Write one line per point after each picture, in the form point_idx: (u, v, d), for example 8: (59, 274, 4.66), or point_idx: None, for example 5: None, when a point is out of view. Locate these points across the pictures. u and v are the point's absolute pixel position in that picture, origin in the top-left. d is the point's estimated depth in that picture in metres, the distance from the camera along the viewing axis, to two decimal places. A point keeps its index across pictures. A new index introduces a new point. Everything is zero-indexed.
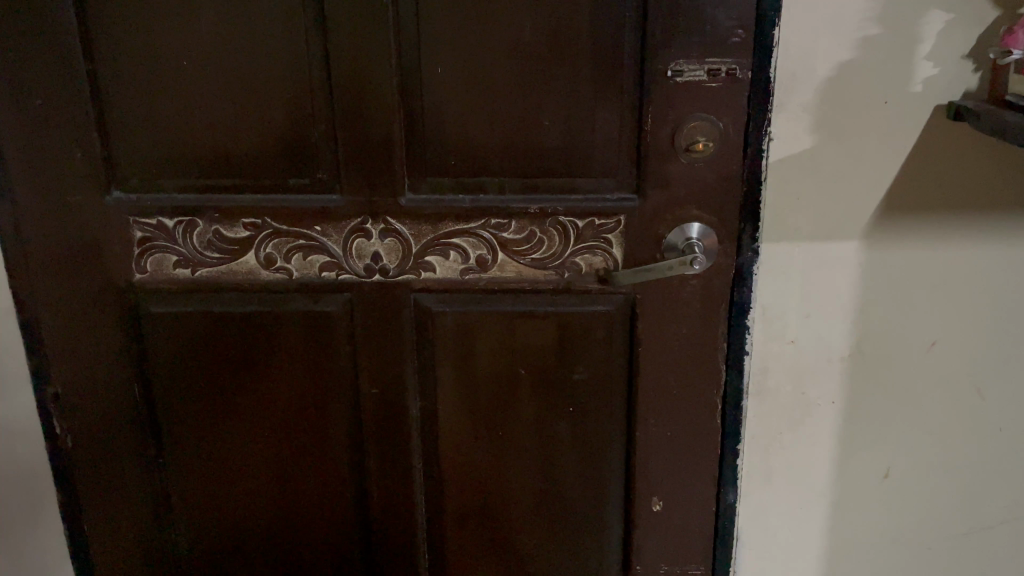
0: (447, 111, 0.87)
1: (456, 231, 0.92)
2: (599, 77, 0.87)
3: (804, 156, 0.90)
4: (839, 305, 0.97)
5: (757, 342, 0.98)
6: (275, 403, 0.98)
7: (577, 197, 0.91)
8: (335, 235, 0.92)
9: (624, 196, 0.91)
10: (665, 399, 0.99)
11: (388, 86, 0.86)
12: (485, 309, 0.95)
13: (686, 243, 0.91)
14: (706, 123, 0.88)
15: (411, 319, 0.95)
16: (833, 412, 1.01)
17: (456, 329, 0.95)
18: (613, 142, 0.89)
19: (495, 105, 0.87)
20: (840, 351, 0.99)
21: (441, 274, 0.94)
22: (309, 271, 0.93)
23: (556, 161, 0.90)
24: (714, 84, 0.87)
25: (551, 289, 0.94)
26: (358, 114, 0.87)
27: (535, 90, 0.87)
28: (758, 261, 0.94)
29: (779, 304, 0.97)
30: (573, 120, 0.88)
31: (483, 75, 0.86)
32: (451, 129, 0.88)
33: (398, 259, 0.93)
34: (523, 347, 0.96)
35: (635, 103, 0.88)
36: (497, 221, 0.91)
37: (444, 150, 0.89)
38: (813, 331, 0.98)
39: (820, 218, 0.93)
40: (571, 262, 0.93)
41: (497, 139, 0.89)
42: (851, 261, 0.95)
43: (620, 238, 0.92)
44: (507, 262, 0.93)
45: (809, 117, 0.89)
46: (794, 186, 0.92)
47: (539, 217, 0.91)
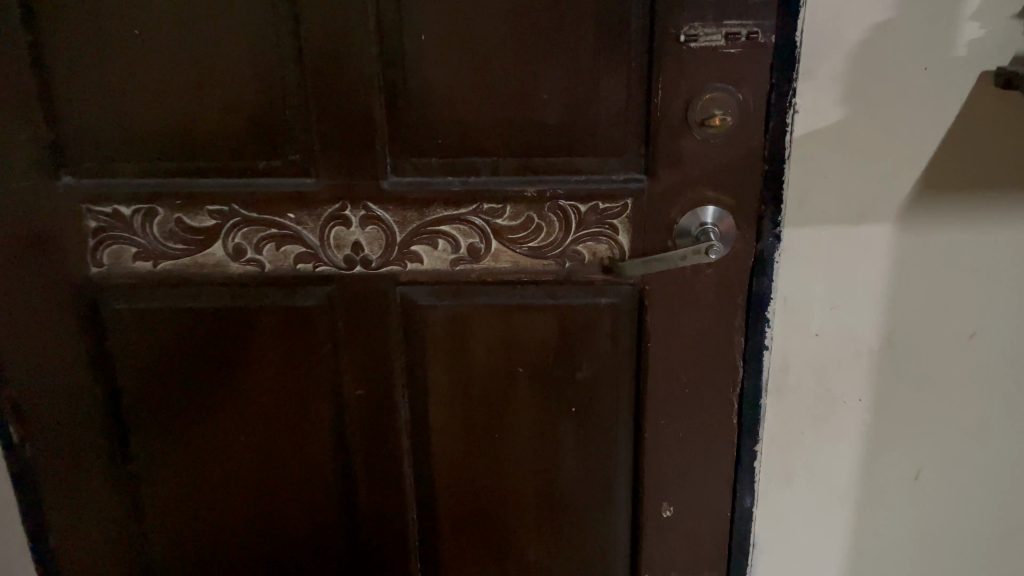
0: (433, 82, 0.78)
1: (446, 217, 0.82)
2: (604, 43, 0.77)
3: (833, 130, 0.81)
4: (868, 294, 0.88)
5: (778, 335, 0.89)
6: (253, 406, 0.90)
7: (579, 179, 0.82)
8: (311, 223, 0.82)
9: (632, 176, 0.82)
10: (676, 397, 0.91)
11: (366, 55, 0.77)
12: (477, 303, 0.86)
13: (700, 227, 0.82)
14: (724, 93, 0.78)
15: (397, 314, 0.86)
16: (860, 410, 0.93)
17: (446, 325, 0.87)
18: (619, 116, 0.80)
19: (486, 76, 0.78)
20: (869, 345, 0.90)
21: (430, 265, 0.84)
22: (283, 264, 0.83)
23: (555, 139, 0.80)
24: (733, 49, 0.77)
25: (551, 280, 0.85)
26: (333, 87, 0.78)
27: (531, 59, 0.78)
28: (780, 248, 0.85)
29: (802, 294, 0.88)
30: (573, 92, 0.79)
31: (473, 43, 0.77)
32: (438, 103, 0.79)
33: (382, 249, 0.83)
34: (521, 342, 0.88)
35: (644, 72, 0.78)
36: (490, 206, 0.82)
37: (429, 127, 0.80)
38: (839, 323, 0.89)
39: (849, 199, 0.84)
40: (573, 251, 0.84)
41: (488, 115, 0.79)
42: (882, 247, 0.86)
43: (627, 223, 0.83)
44: (502, 252, 0.84)
45: (840, 86, 0.79)
46: (821, 163, 0.82)
47: (537, 202, 0.82)
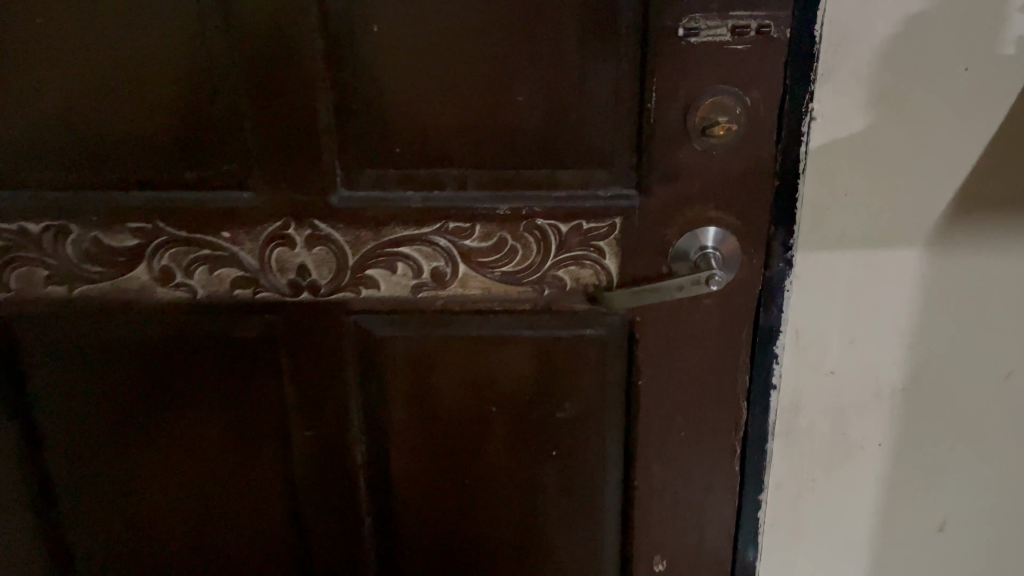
0: (388, 82, 0.67)
1: (406, 238, 0.71)
2: (589, 37, 0.66)
3: (857, 141, 0.69)
4: (892, 327, 0.77)
5: (787, 373, 0.78)
6: (192, 449, 0.80)
7: (559, 195, 0.70)
8: (248, 243, 0.71)
9: (621, 193, 0.70)
10: (671, 439, 0.80)
11: (309, 50, 0.65)
12: (444, 333, 0.75)
13: (700, 252, 0.71)
14: (729, 98, 0.67)
15: (351, 346, 0.75)
16: (879, 456, 0.82)
17: (409, 357, 0.76)
18: (606, 123, 0.68)
19: (450, 76, 0.67)
20: (890, 383, 0.79)
21: (388, 292, 0.73)
22: (217, 289, 0.72)
23: (531, 148, 0.69)
24: (740, 45, 0.65)
25: (528, 309, 0.74)
26: (271, 87, 0.67)
27: (502, 56, 0.66)
28: (791, 274, 0.74)
29: (816, 327, 0.76)
30: (553, 95, 0.67)
31: (435, 37, 0.65)
32: (394, 107, 0.67)
33: (331, 274, 0.72)
34: (495, 379, 0.77)
35: (636, 71, 0.67)
36: (456, 225, 0.71)
37: (385, 133, 0.68)
38: (858, 359, 0.78)
39: (873, 221, 0.72)
40: (553, 277, 0.73)
41: (454, 120, 0.68)
42: (909, 275, 0.75)
43: (615, 246, 0.72)
44: (471, 277, 0.73)
45: (866, 90, 0.67)
46: (841, 180, 0.70)
47: (511, 220, 0.71)
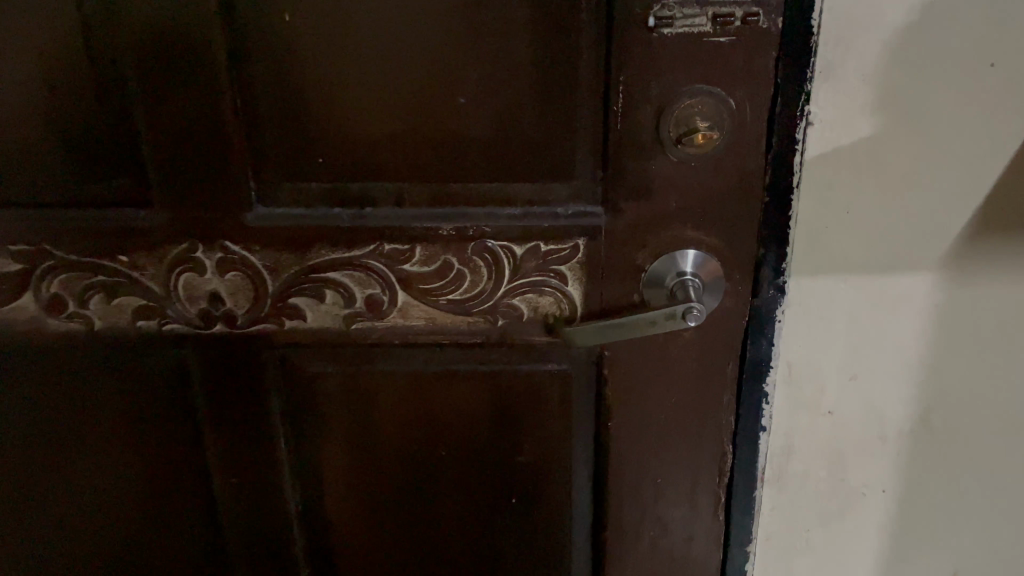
0: (306, 80, 0.57)
1: (335, 262, 0.61)
2: (543, 28, 0.55)
3: (861, 150, 0.59)
4: (899, 362, 0.67)
5: (778, 413, 0.69)
6: (101, 501, 0.70)
7: (512, 213, 0.60)
8: (150, 268, 0.61)
9: (584, 209, 0.60)
10: (646, 486, 0.71)
11: (211, 44, 0.56)
12: (383, 369, 0.65)
13: (677, 278, 0.61)
14: (710, 100, 0.56)
15: (277, 384, 0.66)
16: (883, 503, 0.73)
17: (344, 395, 0.66)
18: (565, 128, 0.58)
19: (380, 74, 0.56)
20: (897, 424, 0.70)
21: (315, 323, 0.63)
22: (118, 320, 0.62)
23: (478, 158, 0.59)
24: (724, 38, 0.54)
25: (480, 342, 0.65)
26: (168, 86, 0.57)
27: (441, 50, 0.56)
28: (783, 303, 0.64)
29: (813, 362, 0.67)
30: (502, 96, 0.57)
31: (359, 27, 0.55)
32: (315, 110, 0.57)
33: (249, 303, 0.62)
34: (444, 420, 0.68)
35: (598, 69, 0.56)
36: (393, 248, 0.61)
37: (306, 141, 0.58)
38: (860, 398, 0.68)
39: (878, 243, 0.62)
40: (507, 306, 0.63)
41: (386, 125, 0.58)
42: (921, 303, 0.65)
43: (579, 270, 0.62)
44: (412, 306, 0.63)
45: (871, 90, 0.57)
46: (842, 195, 0.60)
47: (456, 242, 0.61)
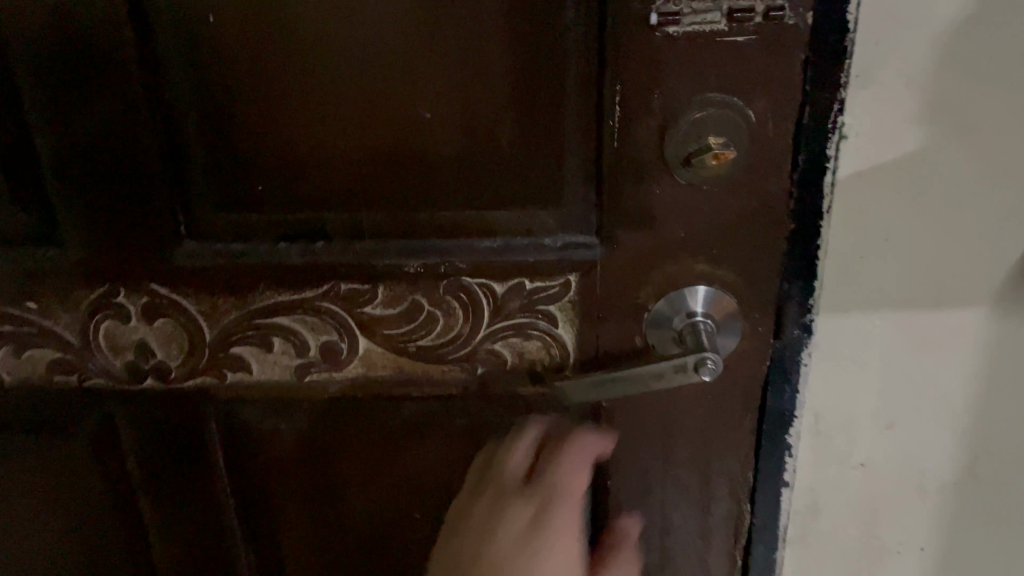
0: (242, 92, 0.48)
1: (283, 306, 0.52)
2: (522, 28, 0.46)
3: (903, 168, 0.50)
4: (943, 408, 0.58)
5: (802, 467, 0.60)
6: (32, 566, 0.62)
7: (491, 245, 0.51)
8: (65, 315, 0.52)
9: (576, 240, 0.51)
10: (651, 545, 0.62)
11: (123, 51, 0.46)
12: (345, 426, 0.56)
13: (687, 319, 0.52)
14: (724, 112, 0.46)
15: (221, 443, 0.57)
16: (921, 562, 0.64)
17: (300, 455, 0.57)
18: (551, 146, 0.49)
19: (330, 84, 0.47)
20: (938, 476, 0.60)
21: (262, 376, 0.54)
22: (31, 375, 0.54)
23: (448, 182, 0.50)
24: (742, 37, 0.45)
25: (457, 394, 0.55)
26: (75, 102, 0.47)
27: (401, 55, 0.47)
28: (809, 345, 0.55)
29: (842, 409, 0.58)
30: (476, 109, 0.48)
31: (303, 29, 0.46)
32: (254, 128, 0.48)
33: (182, 354, 0.53)
34: (418, 481, 0.59)
35: (590, 76, 0.47)
36: (352, 289, 0.52)
37: (245, 165, 0.49)
38: (896, 448, 0.59)
39: (922, 274, 0.53)
40: (487, 353, 0.54)
41: (339, 145, 0.49)
42: (970, 341, 0.56)
43: (571, 311, 0.53)
44: (376, 355, 0.54)
45: (917, 97, 0.48)
46: (879, 221, 0.51)
47: (426, 280, 0.52)
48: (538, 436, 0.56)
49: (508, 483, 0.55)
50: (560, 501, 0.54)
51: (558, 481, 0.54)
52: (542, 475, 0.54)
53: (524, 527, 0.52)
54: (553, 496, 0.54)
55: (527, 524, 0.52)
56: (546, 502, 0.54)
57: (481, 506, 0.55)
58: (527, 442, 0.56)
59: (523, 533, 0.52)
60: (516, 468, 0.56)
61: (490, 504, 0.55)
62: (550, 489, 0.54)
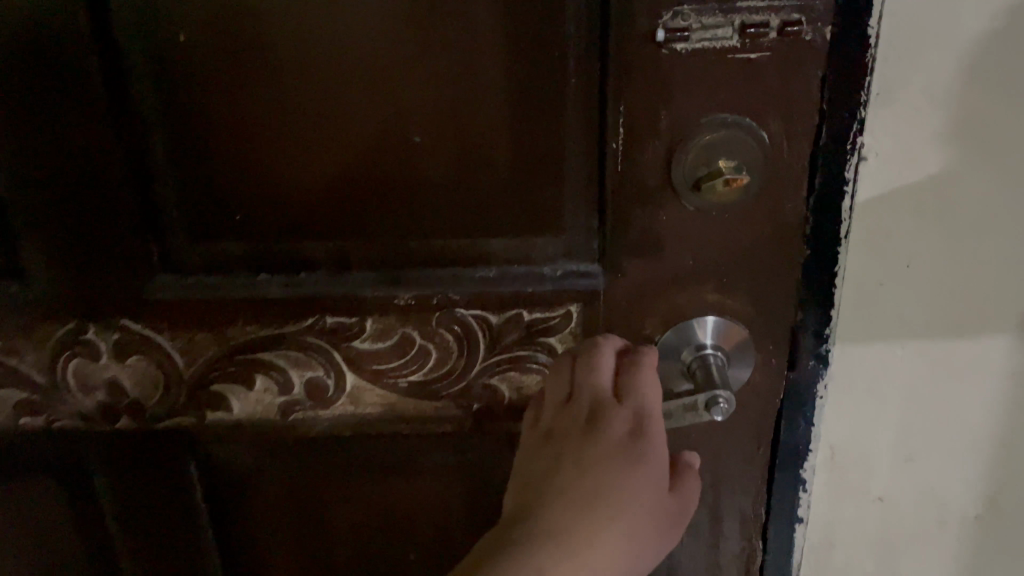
0: (217, 116, 0.44)
1: (264, 341, 0.49)
2: (518, 46, 0.43)
3: (926, 191, 0.46)
4: (967, 442, 0.55)
5: (816, 501, 0.56)
6: None
7: (486, 274, 0.48)
8: (29, 353, 0.49)
9: (577, 269, 0.48)
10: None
11: (86, 73, 0.43)
12: (333, 462, 0.53)
13: (697, 352, 0.49)
14: (737, 134, 0.43)
15: (200, 483, 0.54)
16: None
17: (287, 491, 0.55)
18: (550, 171, 0.46)
19: (313, 106, 0.44)
20: (961, 512, 0.57)
21: (242, 415, 0.51)
22: None
23: (441, 209, 0.47)
24: (755, 54, 0.42)
25: (451, 430, 0.52)
26: (35, 128, 0.44)
27: (388, 75, 0.43)
28: (825, 376, 0.52)
29: (860, 442, 0.54)
30: (469, 131, 0.45)
31: (282, 48, 0.43)
32: (232, 153, 0.45)
33: (157, 393, 0.50)
34: (411, 515, 0.56)
35: (590, 95, 0.44)
36: (338, 322, 0.48)
37: (223, 191, 0.46)
38: (917, 483, 0.56)
39: (945, 302, 0.50)
40: (483, 388, 0.51)
41: (322, 171, 0.46)
42: (998, 373, 0.52)
43: (573, 345, 0.50)
44: (364, 391, 0.50)
45: (943, 116, 0.44)
46: (900, 247, 0.48)
47: (418, 312, 0.48)
48: (622, 362, 0.45)
49: (583, 395, 0.44)
50: (655, 430, 0.42)
51: (650, 397, 0.43)
52: (629, 386, 0.43)
53: (622, 439, 0.41)
54: (642, 380, 0.44)
55: (627, 435, 0.42)
56: (641, 426, 0.42)
57: (557, 418, 0.44)
58: (608, 366, 0.45)
59: (623, 440, 0.41)
60: (602, 383, 0.44)
61: (565, 416, 0.44)
62: (647, 403, 0.43)
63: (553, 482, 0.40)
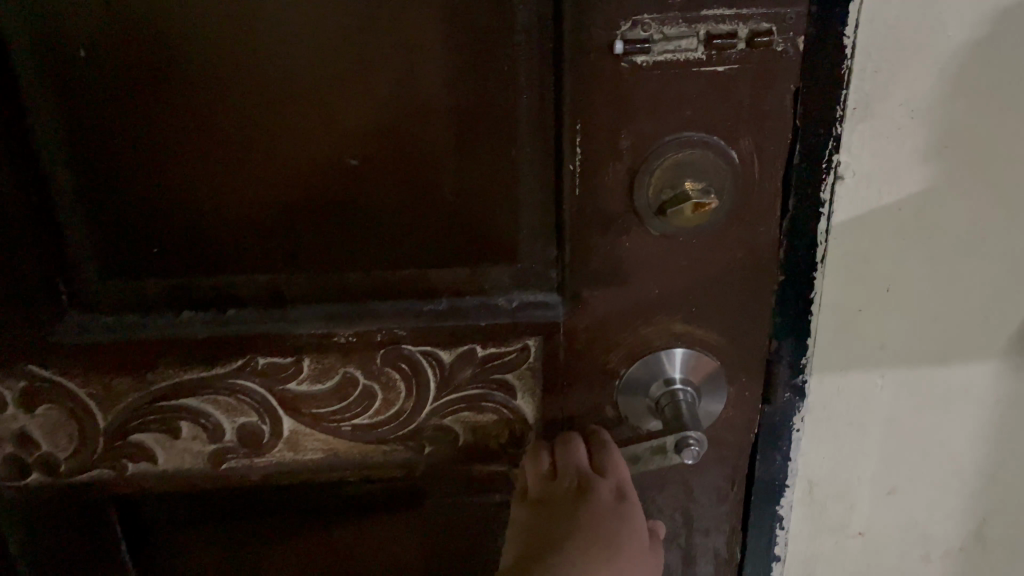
0: (127, 139, 0.40)
1: (190, 386, 0.44)
2: (462, 59, 0.38)
3: (907, 212, 0.43)
4: (950, 473, 0.52)
5: (794, 537, 0.53)
6: None
7: (433, 307, 0.44)
8: None
9: (535, 298, 0.44)
10: None
11: None
12: (278, 501, 0.50)
13: (666, 387, 0.45)
14: (705, 153, 0.39)
15: (121, 530, 0.50)
16: None
17: (230, 526, 0.51)
18: (502, 195, 0.42)
19: (235, 129, 0.40)
20: (944, 543, 0.54)
21: (169, 465, 0.46)
22: None
23: (382, 237, 0.42)
24: (722, 67, 0.38)
25: (402, 473, 0.48)
26: None
27: (317, 92, 0.39)
28: (802, 407, 0.48)
29: (839, 477, 0.51)
30: (410, 153, 0.40)
31: (195, 64, 0.38)
32: (145, 180, 0.41)
33: (73, 443, 0.45)
34: (364, 546, 0.53)
35: (544, 113, 0.40)
36: (272, 363, 0.44)
37: (137, 221, 0.42)
38: (900, 517, 0.53)
39: (927, 328, 0.47)
40: (435, 430, 0.46)
41: (249, 199, 0.41)
42: (980, 399, 0.49)
43: (531, 381, 0.46)
44: (304, 437, 0.46)
45: (924, 131, 0.41)
46: (879, 272, 0.45)
47: (360, 351, 0.44)
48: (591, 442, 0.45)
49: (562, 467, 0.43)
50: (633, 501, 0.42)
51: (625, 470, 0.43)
52: (604, 460, 0.43)
53: (610, 505, 0.41)
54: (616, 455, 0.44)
55: (613, 500, 0.41)
56: (621, 496, 0.42)
57: (540, 488, 0.43)
58: (582, 442, 0.44)
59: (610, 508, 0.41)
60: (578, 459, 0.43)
61: (548, 486, 0.43)
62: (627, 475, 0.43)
63: (555, 548, 0.39)
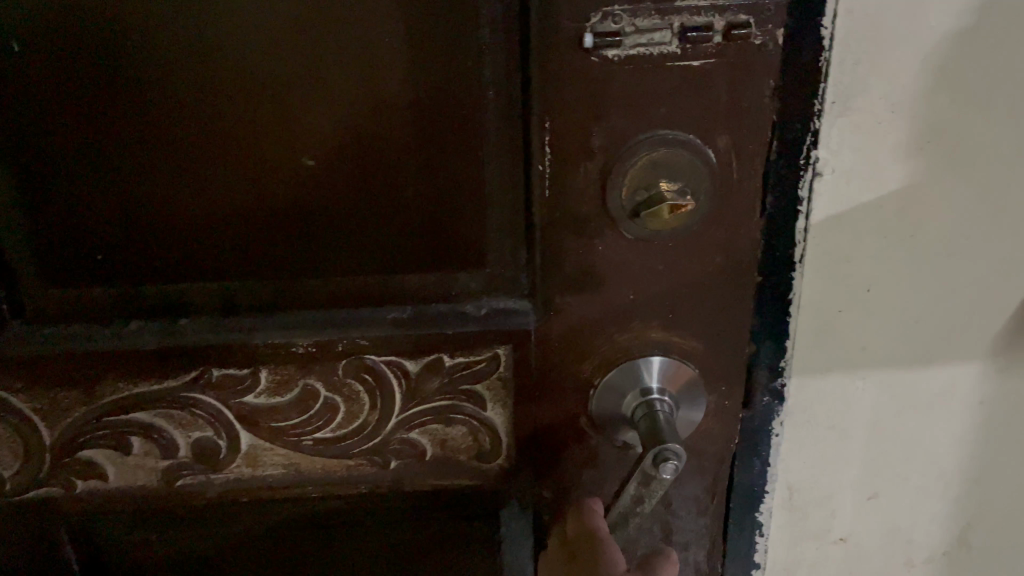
0: (68, 140, 0.37)
1: (142, 400, 0.42)
2: (423, 53, 0.36)
3: (889, 210, 0.41)
4: (933, 477, 0.50)
5: (776, 546, 0.52)
6: None
7: (397, 315, 0.41)
8: None
9: (504, 305, 0.42)
10: None
11: None
12: (239, 518, 0.48)
13: (642, 398, 0.43)
14: (680, 151, 0.37)
15: (73, 546, 0.48)
16: None
17: (189, 544, 0.49)
18: (468, 195, 0.39)
19: (181, 127, 0.37)
20: (927, 549, 0.53)
21: (122, 482, 0.44)
22: None
23: (341, 240, 0.40)
24: (698, 61, 0.36)
25: (368, 487, 0.46)
26: None
27: (268, 88, 0.37)
28: (783, 414, 0.47)
29: (821, 484, 0.50)
30: (368, 152, 0.38)
31: (139, 60, 0.36)
32: (87, 182, 0.38)
33: (20, 461, 0.43)
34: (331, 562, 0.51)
35: (512, 110, 0.38)
36: (227, 375, 0.42)
37: (81, 227, 0.39)
38: (882, 522, 0.51)
39: (909, 330, 0.45)
40: (401, 444, 0.44)
41: (198, 201, 0.39)
42: (963, 402, 0.48)
43: (501, 391, 0.44)
44: (263, 452, 0.44)
45: (907, 125, 0.39)
46: (861, 272, 0.43)
47: (320, 362, 0.42)
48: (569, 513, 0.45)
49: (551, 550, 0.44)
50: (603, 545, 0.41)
51: (599, 520, 0.43)
52: (576, 521, 0.43)
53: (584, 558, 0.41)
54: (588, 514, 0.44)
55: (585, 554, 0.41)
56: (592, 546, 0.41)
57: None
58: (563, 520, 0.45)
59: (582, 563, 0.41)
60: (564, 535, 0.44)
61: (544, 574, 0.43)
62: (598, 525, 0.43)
63: None
